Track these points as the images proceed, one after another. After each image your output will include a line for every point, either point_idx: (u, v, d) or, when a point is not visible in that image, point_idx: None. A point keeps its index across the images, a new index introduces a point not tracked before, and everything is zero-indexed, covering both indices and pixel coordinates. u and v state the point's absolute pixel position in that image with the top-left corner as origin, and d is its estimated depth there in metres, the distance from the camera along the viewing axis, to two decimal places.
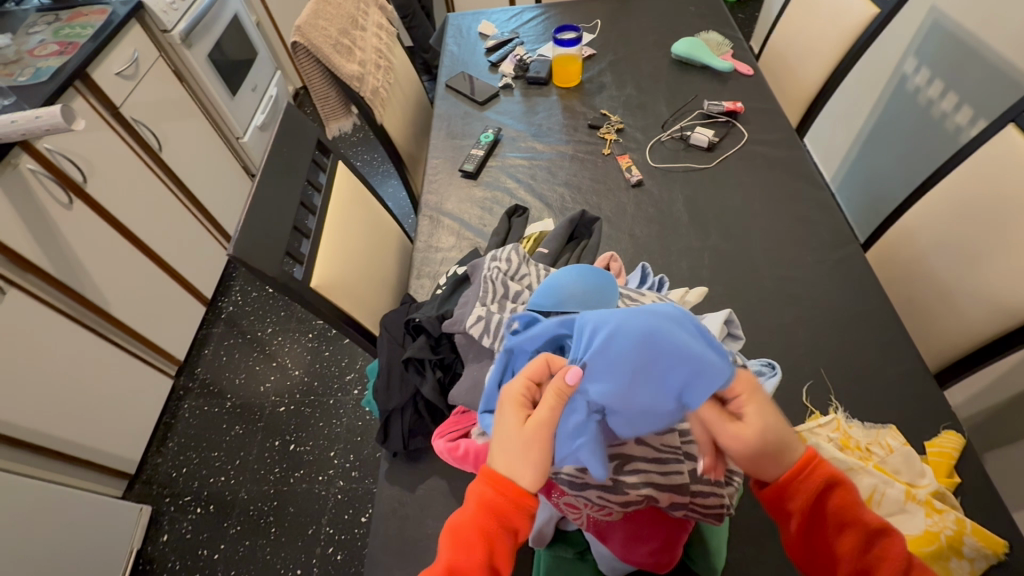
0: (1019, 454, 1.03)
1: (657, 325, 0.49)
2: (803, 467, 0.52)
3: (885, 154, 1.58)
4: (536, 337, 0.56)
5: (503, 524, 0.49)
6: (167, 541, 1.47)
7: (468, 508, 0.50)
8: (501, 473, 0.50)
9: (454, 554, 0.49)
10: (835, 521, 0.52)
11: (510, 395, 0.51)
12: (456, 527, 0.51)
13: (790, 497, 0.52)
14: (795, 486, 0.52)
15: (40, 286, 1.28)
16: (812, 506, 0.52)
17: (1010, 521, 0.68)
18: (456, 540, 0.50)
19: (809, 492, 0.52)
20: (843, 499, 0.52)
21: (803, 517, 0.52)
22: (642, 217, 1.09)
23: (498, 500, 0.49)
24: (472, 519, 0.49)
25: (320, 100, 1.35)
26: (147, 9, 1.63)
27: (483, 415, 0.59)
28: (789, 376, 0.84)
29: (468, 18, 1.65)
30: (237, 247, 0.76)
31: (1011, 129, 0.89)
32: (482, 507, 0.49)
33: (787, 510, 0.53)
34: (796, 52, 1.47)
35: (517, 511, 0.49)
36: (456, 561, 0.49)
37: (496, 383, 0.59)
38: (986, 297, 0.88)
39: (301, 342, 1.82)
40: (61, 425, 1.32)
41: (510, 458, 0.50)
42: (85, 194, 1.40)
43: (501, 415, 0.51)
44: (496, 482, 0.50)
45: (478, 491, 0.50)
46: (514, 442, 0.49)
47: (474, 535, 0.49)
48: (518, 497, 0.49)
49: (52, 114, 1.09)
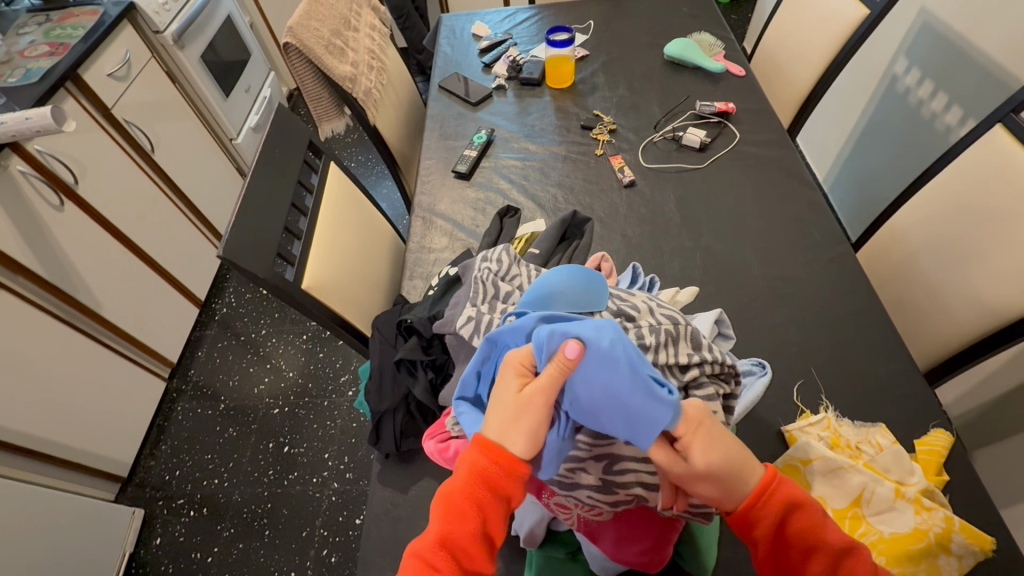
0: (1009, 451, 1.04)
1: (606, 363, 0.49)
2: (761, 492, 0.49)
3: (876, 155, 1.59)
4: (516, 330, 0.57)
5: (495, 493, 0.50)
6: (161, 544, 1.46)
7: (461, 474, 0.50)
8: (494, 441, 0.50)
9: (446, 522, 0.49)
10: (800, 547, 0.50)
11: (514, 361, 0.53)
12: (447, 494, 0.50)
13: (753, 527, 0.50)
14: (757, 513, 0.49)
15: (32, 288, 1.27)
16: (775, 533, 0.50)
17: (998, 519, 0.69)
18: (447, 508, 0.50)
19: (771, 522, 0.49)
20: (804, 522, 0.50)
21: (769, 545, 0.50)
22: (635, 217, 1.09)
23: (491, 467, 0.49)
24: (464, 487, 0.49)
25: (313, 101, 1.35)
26: (139, 10, 1.62)
27: (458, 402, 0.60)
28: (780, 375, 0.85)
29: (462, 19, 1.66)
30: (227, 248, 0.76)
31: (1000, 130, 0.90)
32: (475, 474, 0.49)
33: (753, 538, 0.50)
34: (787, 53, 1.48)
35: (510, 480, 0.50)
36: (447, 529, 0.49)
37: (474, 375, 0.60)
38: (976, 296, 0.89)
39: (295, 343, 1.82)
40: (54, 427, 1.32)
41: (502, 427, 0.50)
42: (76, 196, 1.39)
43: (506, 379, 0.52)
44: (489, 450, 0.50)
45: (472, 459, 0.50)
46: (508, 411, 0.50)
47: (466, 502, 0.49)
48: (511, 466, 0.49)
49: (43, 115, 1.09)
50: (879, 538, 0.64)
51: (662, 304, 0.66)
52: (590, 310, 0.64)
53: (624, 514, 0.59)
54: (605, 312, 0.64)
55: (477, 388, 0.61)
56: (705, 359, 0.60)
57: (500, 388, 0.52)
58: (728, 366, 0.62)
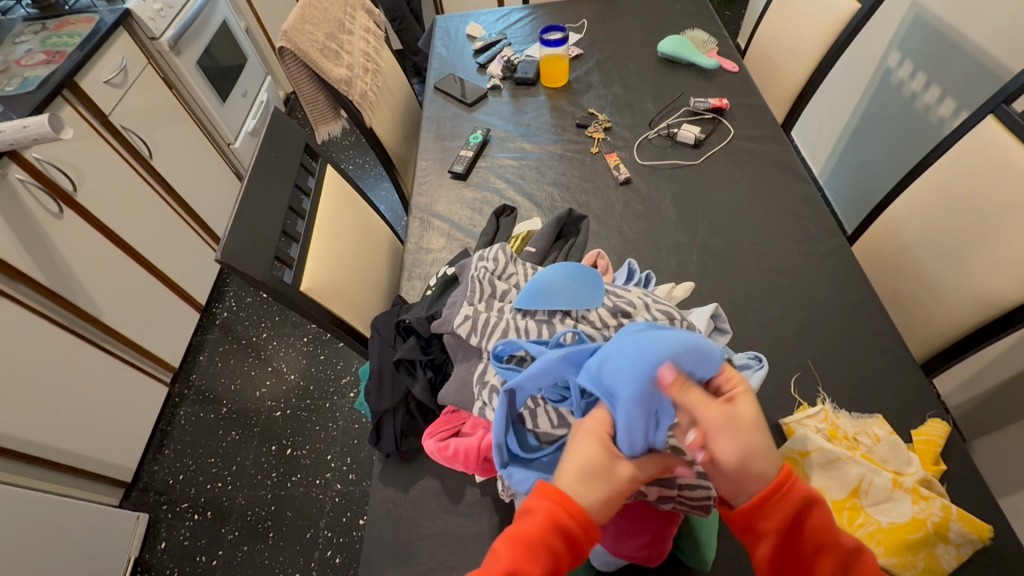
0: (1005, 440, 1.05)
1: (641, 335, 0.50)
2: (782, 483, 0.49)
3: (871, 147, 1.59)
4: (537, 374, 0.54)
5: (568, 546, 0.47)
6: (165, 549, 1.46)
7: (537, 517, 0.47)
8: (572, 492, 0.48)
9: (517, 562, 0.45)
10: (811, 545, 0.50)
11: (590, 431, 0.51)
12: (519, 535, 0.46)
13: (762, 520, 0.49)
14: (772, 505, 0.49)
15: (33, 296, 1.28)
16: (788, 527, 0.49)
17: (995, 506, 0.69)
18: (519, 549, 0.45)
19: (786, 514, 0.49)
20: (817, 522, 0.50)
21: (777, 538, 0.49)
22: (631, 214, 1.10)
23: (572, 520, 0.47)
24: (543, 533, 0.46)
25: (309, 104, 1.35)
26: (134, 17, 1.63)
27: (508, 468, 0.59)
28: (777, 368, 0.85)
29: (456, 20, 1.66)
30: (225, 252, 0.76)
31: (991, 121, 0.90)
32: (554, 522, 0.46)
33: (761, 529, 0.50)
34: (780, 49, 1.49)
35: (584, 537, 0.47)
36: (519, 573, 0.44)
37: (503, 435, 0.58)
38: (970, 287, 0.90)
39: (296, 346, 1.83)
40: (57, 433, 1.33)
41: (588, 486, 0.48)
42: (75, 203, 1.40)
43: (579, 444, 0.51)
44: (569, 504, 0.47)
45: (552, 506, 0.47)
46: (598, 474, 0.49)
47: (541, 548, 0.46)
48: (589, 524, 0.47)
49: (41, 123, 1.09)
50: (877, 528, 0.64)
51: (658, 300, 0.67)
52: (585, 307, 0.66)
53: (622, 509, 0.59)
54: (601, 309, 0.65)
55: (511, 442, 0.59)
56: None
57: (579, 451, 0.50)
58: None
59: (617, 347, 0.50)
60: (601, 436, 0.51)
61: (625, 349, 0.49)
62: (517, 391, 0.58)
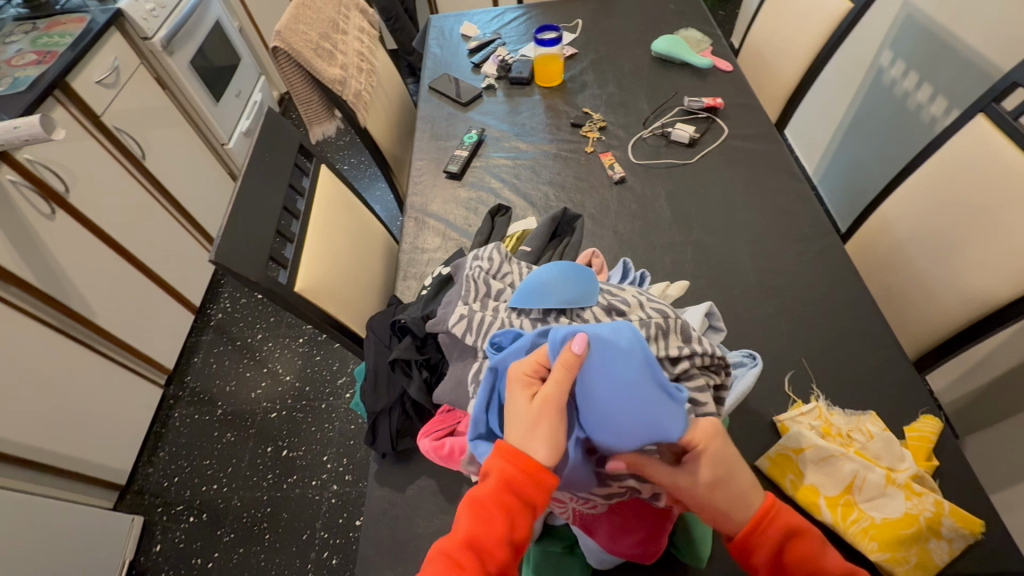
0: (997, 436, 1.06)
1: (618, 359, 0.51)
2: (763, 516, 0.52)
3: (864, 146, 1.60)
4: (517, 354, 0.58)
5: (521, 499, 0.50)
6: (160, 551, 1.46)
7: (490, 481, 0.51)
8: (519, 448, 0.51)
9: (474, 524, 0.50)
10: (799, 573, 0.51)
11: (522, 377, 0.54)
12: (476, 499, 0.51)
13: (754, 553, 0.52)
14: (757, 539, 0.52)
15: (24, 297, 1.27)
16: (777, 560, 0.52)
17: (988, 502, 0.70)
18: (476, 513, 0.50)
19: (771, 544, 0.52)
20: (803, 550, 0.52)
21: (769, 573, 0.52)
22: (626, 213, 1.10)
23: (518, 475, 0.50)
24: (494, 493, 0.50)
25: (303, 104, 1.35)
26: (126, 16, 1.62)
27: (476, 442, 0.59)
28: (771, 366, 0.86)
29: (450, 20, 1.66)
30: (219, 252, 0.76)
31: (982, 119, 0.91)
32: (504, 481, 0.50)
33: (753, 564, 0.53)
34: (773, 48, 1.49)
35: (535, 486, 0.50)
36: (476, 532, 0.49)
37: (484, 411, 0.59)
38: (963, 284, 0.90)
39: (291, 347, 1.82)
40: (50, 437, 1.32)
41: (522, 435, 0.52)
42: (67, 204, 1.39)
43: (512, 393, 0.54)
44: (510, 455, 0.51)
45: (499, 466, 0.51)
46: (524, 421, 0.52)
47: (495, 508, 0.50)
48: (536, 474, 0.50)
49: (32, 123, 1.08)
50: (871, 524, 0.65)
51: (652, 299, 0.67)
52: (578, 306, 0.66)
53: (617, 507, 0.60)
54: (596, 307, 0.66)
55: (490, 422, 0.60)
56: (696, 350, 0.60)
57: (511, 403, 0.53)
58: (718, 358, 0.63)
59: (595, 344, 0.52)
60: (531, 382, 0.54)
61: (612, 350, 0.52)
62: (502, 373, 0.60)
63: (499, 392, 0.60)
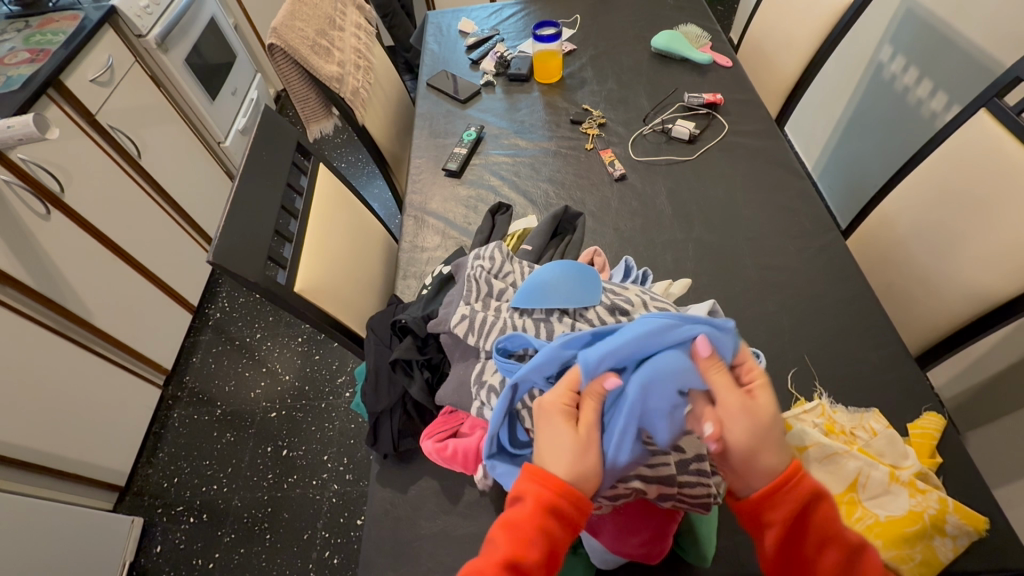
0: (1000, 431, 1.05)
1: (656, 333, 0.51)
2: (789, 478, 0.51)
3: (864, 142, 1.60)
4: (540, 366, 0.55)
5: (561, 523, 0.50)
6: (161, 552, 1.45)
7: (526, 505, 0.50)
8: (557, 474, 0.51)
9: (512, 546, 0.49)
10: (816, 537, 0.51)
11: (556, 408, 0.53)
12: (512, 522, 0.50)
13: (768, 511, 0.51)
14: (777, 498, 0.51)
15: (20, 298, 1.26)
16: (793, 520, 0.51)
17: (991, 498, 0.70)
18: (514, 535, 0.49)
19: (792, 505, 0.50)
20: (824, 516, 0.52)
21: (783, 530, 0.51)
22: (626, 210, 1.10)
23: (558, 500, 0.50)
24: (533, 517, 0.49)
25: (300, 102, 1.34)
26: (120, 13, 1.60)
27: (491, 459, 0.60)
28: (774, 364, 0.85)
29: (448, 16, 1.65)
30: (217, 253, 0.75)
31: (984, 114, 0.91)
32: (541, 506, 0.50)
33: (766, 522, 0.51)
34: (773, 43, 1.49)
35: (576, 513, 0.51)
36: (515, 556, 0.48)
37: (497, 427, 0.58)
38: (964, 280, 0.90)
39: (290, 346, 1.81)
40: (49, 439, 1.31)
41: (562, 463, 0.51)
42: (62, 204, 1.37)
43: (553, 425, 0.53)
44: (550, 481, 0.51)
45: (535, 489, 0.51)
46: (571, 450, 0.51)
47: (534, 531, 0.49)
48: (579, 499, 0.51)
49: (25, 123, 1.07)
50: (875, 522, 0.65)
51: (655, 297, 0.67)
52: (581, 305, 0.65)
53: (623, 507, 0.60)
54: (599, 307, 0.65)
55: (501, 436, 0.60)
56: None
57: (552, 434, 0.52)
58: None
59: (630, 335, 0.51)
60: (563, 409, 0.53)
61: (640, 343, 0.51)
62: (520, 386, 0.58)
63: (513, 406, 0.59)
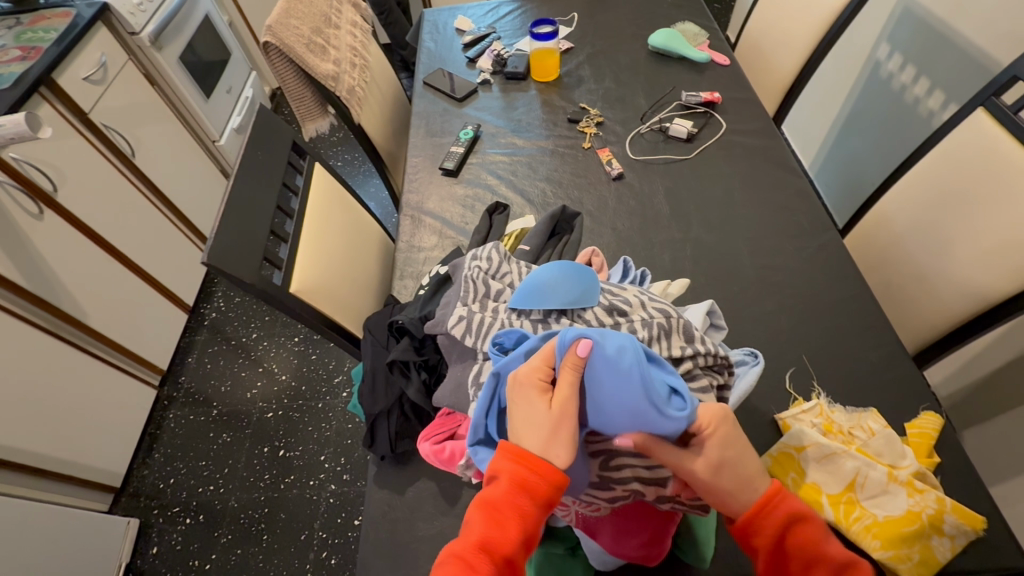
0: (997, 430, 1.06)
1: (628, 360, 0.51)
2: (765, 503, 0.52)
3: (862, 140, 1.60)
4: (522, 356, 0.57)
5: (537, 503, 0.50)
6: (157, 553, 1.44)
7: (501, 484, 0.51)
8: (529, 450, 0.51)
9: (487, 527, 0.49)
10: (801, 559, 0.52)
11: (532, 382, 0.53)
12: (488, 502, 0.51)
13: (755, 535, 0.52)
14: (759, 523, 0.51)
15: (13, 299, 1.24)
16: (776, 545, 0.52)
17: (989, 498, 0.70)
18: (489, 516, 0.50)
19: (772, 530, 0.51)
20: (804, 537, 0.52)
21: (769, 556, 0.52)
22: (624, 210, 1.09)
23: (529, 475, 0.50)
24: (506, 496, 0.50)
25: (295, 101, 1.33)
26: (113, 11, 1.59)
27: (475, 448, 0.59)
28: (773, 363, 0.85)
29: (444, 14, 1.64)
30: (211, 254, 0.74)
31: (982, 113, 0.91)
32: (515, 484, 0.50)
33: (754, 546, 0.52)
34: (770, 40, 1.48)
35: (553, 490, 0.50)
36: (488, 536, 0.49)
37: (483, 417, 0.58)
38: (962, 279, 0.90)
39: (287, 346, 1.81)
40: (43, 441, 1.30)
41: (534, 437, 0.51)
42: (56, 204, 1.36)
43: (526, 398, 0.53)
44: (522, 458, 0.51)
45: (509, 468, 0.51)
46: (543, 424, 0.51)
47: (507, 510, 0.50)
48: (553, 476, 0.50)
49: (17, 122, 1.05)
50: (873, 522, 0.65)
51: (654, 298, 0.66)
52: (581, 306, 0.65)
53: (621, 508, 0.59)
54: (597, 308, 0.65)
55: (488, 428, 0.58)
56: (699, 350, 0.60)
57: (526, 408, 0.52)
58: (721, 358, 0.62)
59: (598, 347, 0.52)
60: (541, 383, 0.54)
61: (608, 356, 0.51)
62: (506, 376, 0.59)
63: (499, 398, 0.59)
